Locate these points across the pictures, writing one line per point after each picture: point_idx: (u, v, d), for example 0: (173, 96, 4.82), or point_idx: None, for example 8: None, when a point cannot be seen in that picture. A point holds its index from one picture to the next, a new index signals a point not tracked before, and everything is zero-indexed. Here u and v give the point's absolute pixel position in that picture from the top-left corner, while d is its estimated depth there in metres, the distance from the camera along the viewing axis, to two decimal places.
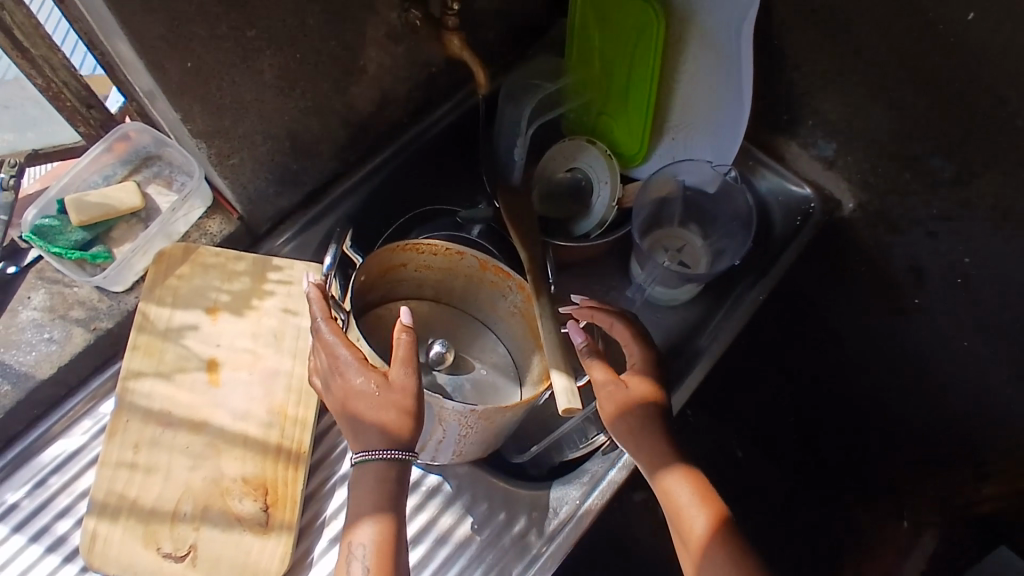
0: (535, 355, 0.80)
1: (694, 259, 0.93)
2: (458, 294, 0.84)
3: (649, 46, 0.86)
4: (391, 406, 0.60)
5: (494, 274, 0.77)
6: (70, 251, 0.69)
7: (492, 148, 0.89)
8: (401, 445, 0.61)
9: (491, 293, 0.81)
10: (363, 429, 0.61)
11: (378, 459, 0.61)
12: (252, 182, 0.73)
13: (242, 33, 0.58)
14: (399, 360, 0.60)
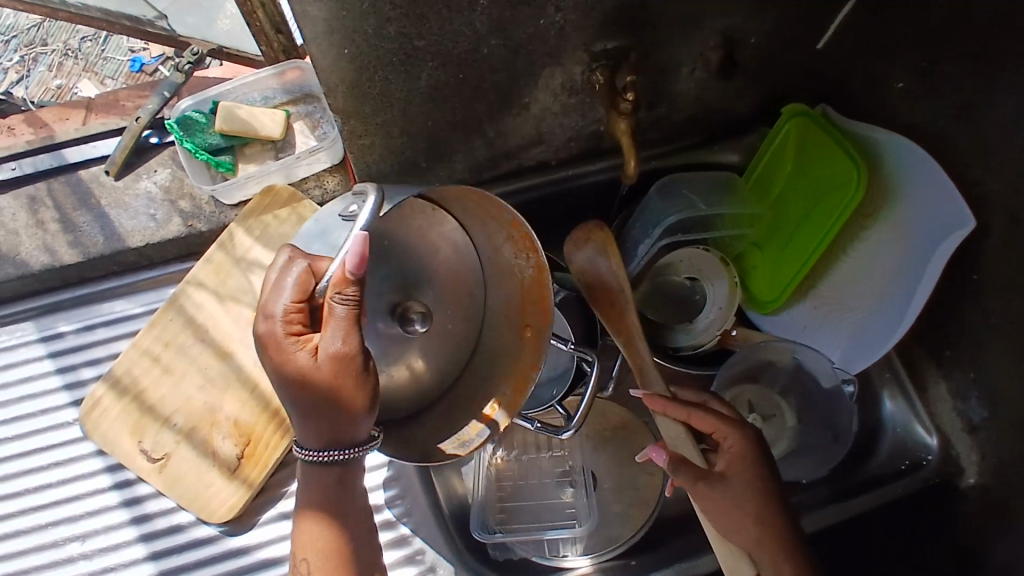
0: (509, 348, 0.66)
1: (775, 437, 0.82)
2: (465, 210, 0.66)
3: (831, 210, 0.78)
4: (328, 395, 0.49)
5: (522, 241, 0.63)
6: (199, 151, 0.74)
7: (620, 231, 0.85)
8: (348, 441, 0.52)
9: (504, 250, 0.65)
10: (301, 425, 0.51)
11: (321, 460, 0.52)
12: (377, 164, 0.73)
13: (410, 41, 0.57)
14: (337, 326, 0.49)
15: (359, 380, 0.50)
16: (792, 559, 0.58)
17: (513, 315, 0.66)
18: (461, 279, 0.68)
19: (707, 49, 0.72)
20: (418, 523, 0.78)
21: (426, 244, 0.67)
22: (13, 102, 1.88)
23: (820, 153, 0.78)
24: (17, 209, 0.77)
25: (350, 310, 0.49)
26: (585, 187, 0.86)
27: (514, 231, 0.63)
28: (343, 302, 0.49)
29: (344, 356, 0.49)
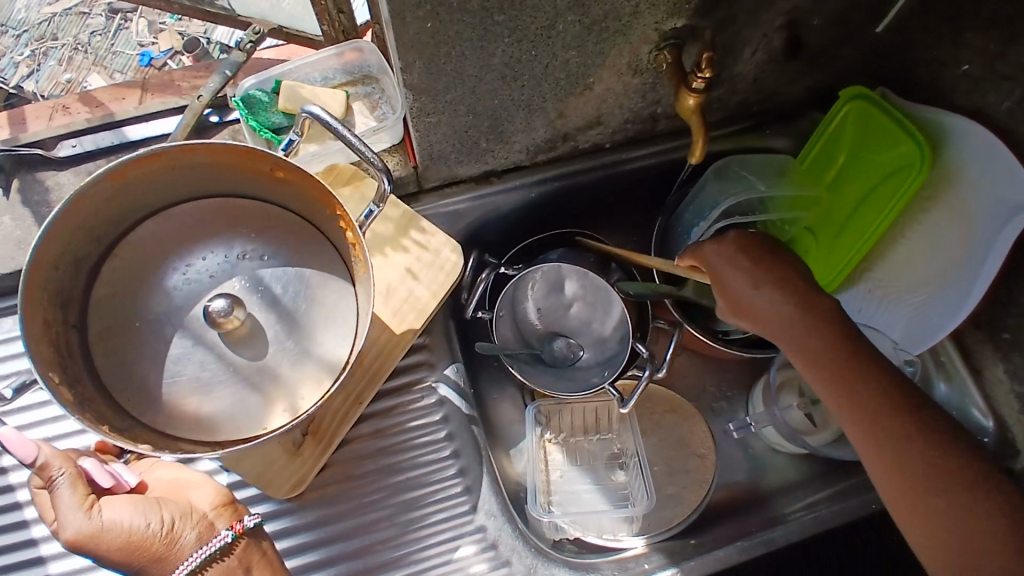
0: (285, 192, 0.66)
1: (826, 419, 0.82)
2: (124, 207, 0.63)
3: (888, 193, 0.79)
4: (105, 552, 0.59)
5: (164, 160, 0.60)
6: (264, 129, 0.74)
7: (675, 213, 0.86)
8: (165, 545, 0.61)
9: (159, 180, 0.63)
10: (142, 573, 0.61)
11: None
12: (440, 143, 0.74)
13: (490, 16, 0.58)
14: (62, 507, 0.59)
15: (117, 521, 0.60)
16: (824, 334, 0.65)
17: (275, 187, 0.66)
18: (214, 214, 0.68)
19: (771, 31, 0.72)
20: (479, 501, 0.77)
21: (172, 239, 0.68)
22: (19, 94, 1.79)
23: (879, 136, 0.79)
24: (78, 185, 0.77)
25: (67, 480, 0.59)
26: (635, 171, 0.87)
27: (133, 173, 0.60)
28: (58, 479, 0.59)
29: (92, 528, 0.59)
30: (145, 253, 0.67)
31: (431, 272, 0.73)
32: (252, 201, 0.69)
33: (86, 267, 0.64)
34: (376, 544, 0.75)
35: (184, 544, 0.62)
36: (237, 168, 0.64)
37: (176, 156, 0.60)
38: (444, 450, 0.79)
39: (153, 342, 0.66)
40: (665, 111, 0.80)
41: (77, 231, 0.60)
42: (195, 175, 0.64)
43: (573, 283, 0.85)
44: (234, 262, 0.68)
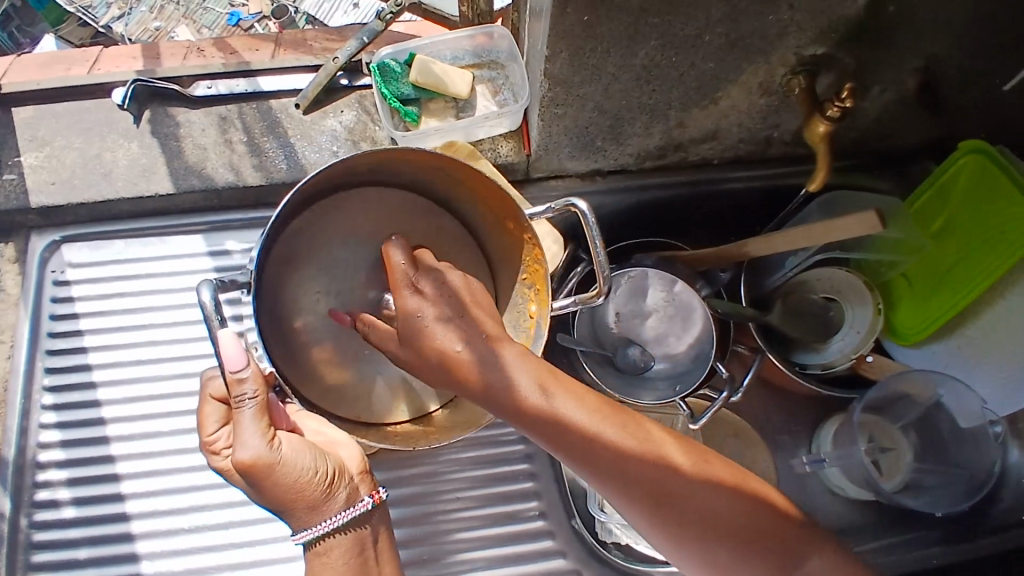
0: (500, 238, 0.66)
1: (891, 469, 0.81)
2: (365, 168, 0.62)
3: (1001, 253, 0.76)
4: (271, 485, 0.53)
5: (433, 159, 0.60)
6: (393, 98, 0.76)
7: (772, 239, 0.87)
8: (320, 497, 0.55)
9: (416, 165, 0.62)
10: (288, 515, 0.55)
11: (326, 533, 0.56)
12: (558, 136, 0.76)
13: (644, 18, 0.59)
14: (246, 426, 0.51)
15: (290, 457, 0.53)
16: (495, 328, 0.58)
17: (489, 223, 0.66)
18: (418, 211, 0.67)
19: (908, 72, 0.72)
20: (542, 490, 0.79)
21: (373, 216, 0.64)
22: (108, 35, 1.92)
23: (996, 197, 0.77)
24: (207, 125, 0.81)
25: (255, 407, 0.51)
26: (737, 192, 0.87)
27: (411, 155, 0.60)
28: (245, 399, 0.51)
29: (268, 457, 0.52)
30: (346, 212, 0.63)
31: None
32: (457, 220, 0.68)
33: (312, 190, 0.60)
34: (435, 514, 0.76)
35: (335, 501, 0.56)
36: (480, 200, 0.64)
37: (450, 164, 0.61)
38: (513, 435, 0.80)
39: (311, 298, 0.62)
40: (781, 136, 0.80)
41: (342, 164, 0.58)
42: (440, 181, 0.64)
43: (658, 293, 0.86)
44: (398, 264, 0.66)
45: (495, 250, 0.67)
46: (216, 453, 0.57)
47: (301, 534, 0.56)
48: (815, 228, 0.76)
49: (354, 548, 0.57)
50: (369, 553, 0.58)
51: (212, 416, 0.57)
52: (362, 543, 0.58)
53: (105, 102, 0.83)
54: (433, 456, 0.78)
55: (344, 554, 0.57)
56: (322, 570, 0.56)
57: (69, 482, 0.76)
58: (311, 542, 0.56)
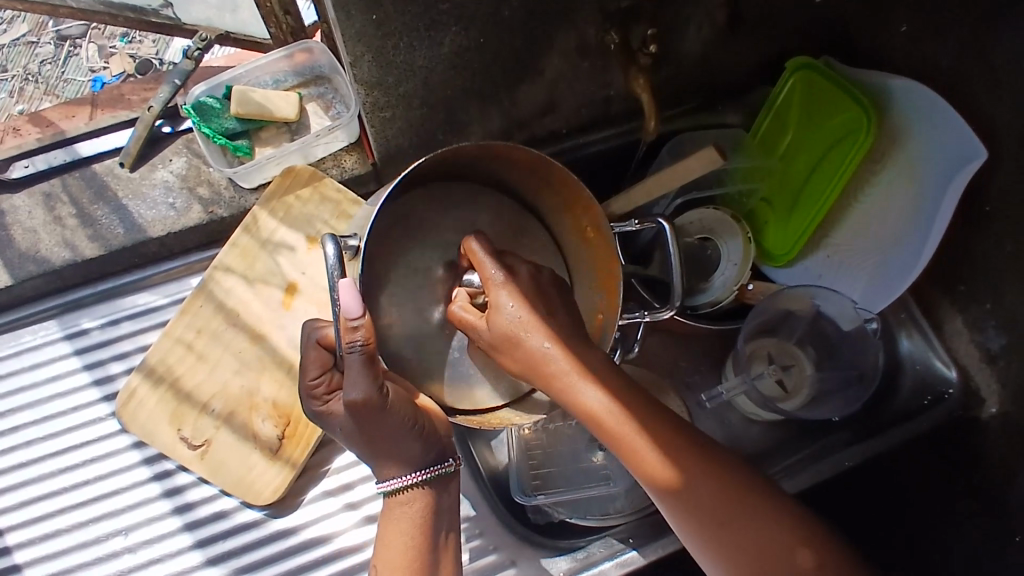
0: (581, 245, 0.66)
1: (796, 385, 0.84)
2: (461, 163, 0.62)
3: (839, 159, 0.82)
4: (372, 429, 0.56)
5: (533, 162, 0.60)
6: (217, 135, 0.73)
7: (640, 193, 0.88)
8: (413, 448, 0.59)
9: (509, 166, 0.62)
10: (382, 460, 0.59)
11: (411, 487, 0.59)
12: (397, 138, 0.74)
13: (435, 5, 0.58)
14: (363, 376, 0.53)
15: (395, 407, 0.55)
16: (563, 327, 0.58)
17: (572, 229, 0.66)
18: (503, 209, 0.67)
19: (715, 6, 0.73)
20: (462, 493, 0.76)
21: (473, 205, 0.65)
22: None
23: (824, 106, 0.82)
24: (33, 207, 0.76)
25: (366, 359, 0.52)
26: (592, 154, 0.87)
27: (508, 153, 0.59)
28: (352, 349, 0.51)
29: (375, 400, 0.54)
30: (437, 201, 0.64)
31: None
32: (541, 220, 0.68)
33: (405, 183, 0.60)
34: None
35: (424, 456, 0.60)
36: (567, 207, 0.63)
37: (546, 169, 0.60)
38: None
39: (404, 286, 0.62)
40: (618, 93, 0.81)
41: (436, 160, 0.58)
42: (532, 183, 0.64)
43: None
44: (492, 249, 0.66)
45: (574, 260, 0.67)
46: (314, 398, 0.58)
47: (392, 480, 0.59)
48: (666, 171, 0.77)
49: (429, 505, 0.60)
50: (442, 511, 0.61)
51: (312, 363, 0.57)
52: (436, 504, 0.61)
53: None
54: None
55: (422, 508, 0.60)
56: (401, 518, 0.59)
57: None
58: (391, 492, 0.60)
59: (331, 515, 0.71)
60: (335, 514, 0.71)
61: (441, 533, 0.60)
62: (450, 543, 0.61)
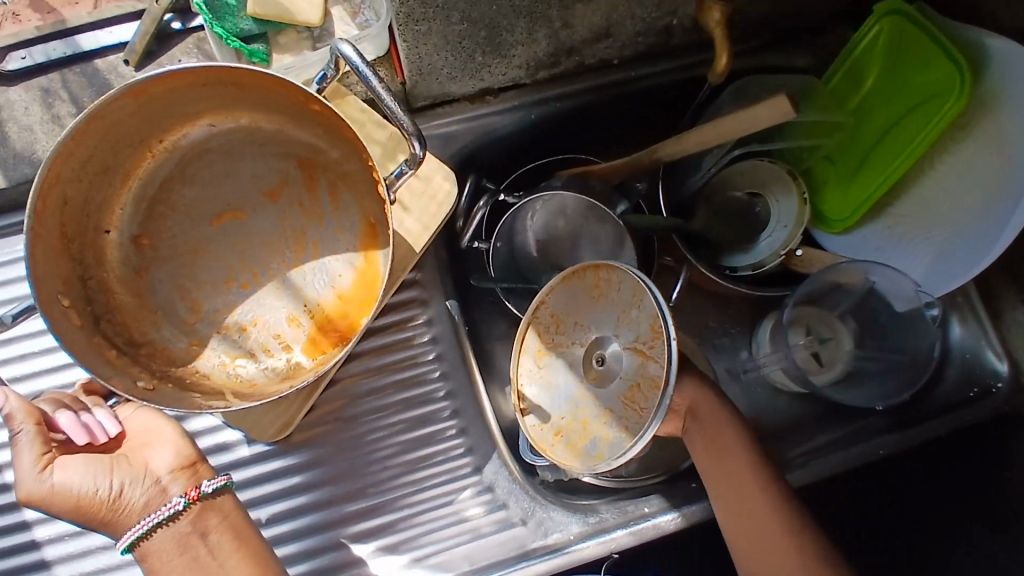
0: (326, 129, 0.63)
1: (830, 359, 0.79)
2: (149, 118, 0.61)
3: (917, 124, 0.73)
4: (59, 506, 0.58)
5: (185, 75, 0.57)
6: (231, 37, 0.65)
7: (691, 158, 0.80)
8: (119, 513, 0.59)
9: (176, 103, 0.61)
10: (104, 528, 0.59)
11: (135, 538, 0.59)
12: (431, 57, 0.66)
13: None
14: (23, 460, 0.57)
15: (61, 484, 0.57)
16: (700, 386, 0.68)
17: (309, 117, 0.62)
18: (258, 139, 0.65)
19: None
20: (475, 443, 0.74)
21: (220, 157, 0.65)
22: None
23: (911, 63, 0.73)
24: (30, 101, 0.69)
25: (25, 436, 0.57)
26: (642, 90, 0.78)
27: (149, 89, 0.57)
28: (19, 433, 0.57)
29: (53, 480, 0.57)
30: (178, 178, 0.65)
31: (421, 203, 0.67)
32: (304, 137, 0.64)
33: (106, 171, 0.62)
34: (368, 488, 0.71)
35: (137, 507, 0.59)
36: (265, 93, 0.60)
37: (198, 73, 0.57)
38: (438, 391, 0.74)
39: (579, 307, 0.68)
40: (681, 22, 0.72)
41: (87, 143, 0.58)
42: (231, 90, 0.60)
43: (576, 212, 0.78)
44: (274, 184, 0.65)
45: (339, 146, 0.64)
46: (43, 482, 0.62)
47: (124, 536, 0.59)
48: (725, 121, 0.69)
49: (176, 549, 0.60)
50: (194, 546, 0.60)
51: None
52: (185, 541, 0.60)
53: None
54: (352, 429, 0.72)
55: (165, 547, 0.60)
56: (155, 568, 0.60)
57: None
58: (136, 550, 0.59)
59: (336, 456, 0.71)
60: (334, 458, 0.71)
61: (201, 561, 0.60)
62: (214, 561, 0.60)
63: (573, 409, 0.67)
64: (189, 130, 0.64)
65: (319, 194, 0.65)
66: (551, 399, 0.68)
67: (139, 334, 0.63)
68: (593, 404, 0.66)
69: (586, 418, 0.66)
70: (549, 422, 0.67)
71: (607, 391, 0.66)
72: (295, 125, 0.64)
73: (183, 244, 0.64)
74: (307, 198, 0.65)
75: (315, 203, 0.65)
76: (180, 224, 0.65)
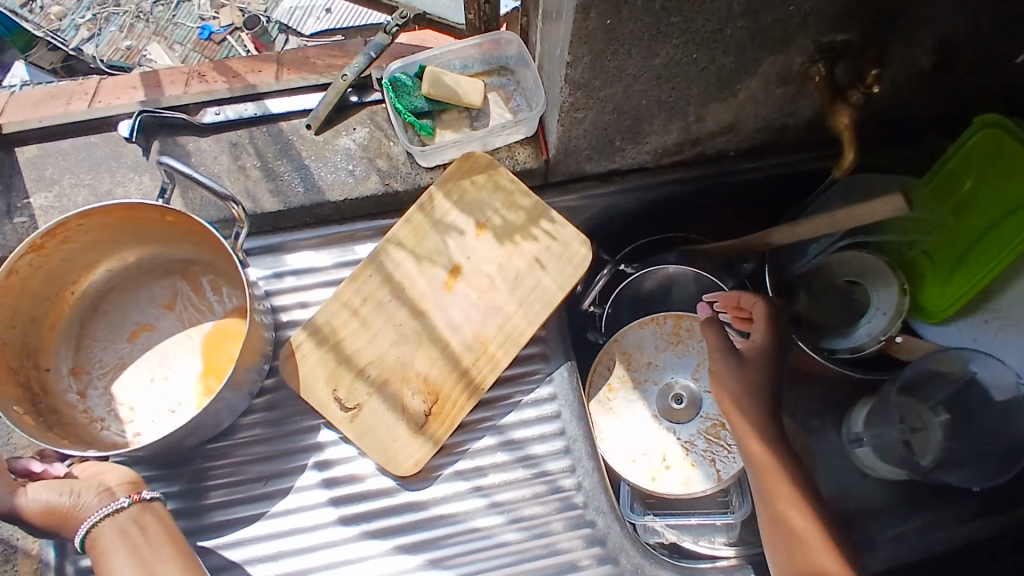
0: (194, 241, 0.78)
1: (924, 447, 0.81)
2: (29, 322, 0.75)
3: (1014, 228, 0.78)
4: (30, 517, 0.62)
5: (66, 230, 0.71)
6: (408, 112, 0.75)
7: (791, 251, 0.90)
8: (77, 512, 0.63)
9: (60, 265, 0.75)
10: (60, 528, 0.63)
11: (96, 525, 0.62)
12: (579, 139, 0.75)
13: (667, 17, 0.58)
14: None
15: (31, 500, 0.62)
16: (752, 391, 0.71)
17: (161, 229, 0.77)
18: (132, 283, 0.80)
19: (925, 50, 0.70)
20: (588, 497, 0.75)
21: (123, 279, 0.80)
22: None
23: (1011, 170, 0.78)
24: (219, 152, 0.79)
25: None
26: (746, 180, 0.86)
27: (26, 265, 0.71)
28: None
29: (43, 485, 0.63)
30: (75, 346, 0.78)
31: (559, 266, 0.74)
32: (180, 256, 0.80)
33: None
34: (485, 531, 0.72)
35: (89, 503, 0.63)
36: (138, 220, 0.75)
37: (78, 222, 0.71)
38: (556, 446, 0.76)
39: (657, 353, 0.83)
40: (797, 123, 0.80)
41: None
42: (108, 236, 0.76)
43: (682, 290, 0.89)
44: (168, 299, 0.80)
45: (195, 247, 0.79)
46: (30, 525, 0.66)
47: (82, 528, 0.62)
48: (840, 213, 0.73)
49: (119, 538, 0.62)
50: (139, 535, 0.63)
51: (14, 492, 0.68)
52: (128, 531, 0.62)
53: (111, 136, 0.83)
54: (475, 473, 0.74)
55: (113, 541, 0.62)
56: (98, 557, 0.62)
57: (55, 544, 0.71)
58: (89, 534, 0.62)
59: (460, 496, 0.73)
60: (457, 500, 0.73)
61: (144, 552, 0.62)
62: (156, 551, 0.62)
63: (653, 442, 0.79)
64: (91, 280, 0.79)
65: (204, 292, 0.79)
66: (628, 428, 0.79)
67: (93, 439, 0.74)
68: (673, 438, 0.79)
69: (664, 450, 0.78)
70: (633, 454, 0.78)
71: (686, 429, 0.79)
72: (169, 248, 0.80)
73: (109, 361, 0.77)
74: (194, 298, 0.79)
75: (201, 299, 0.79)
76: (103, 348, 0.78)
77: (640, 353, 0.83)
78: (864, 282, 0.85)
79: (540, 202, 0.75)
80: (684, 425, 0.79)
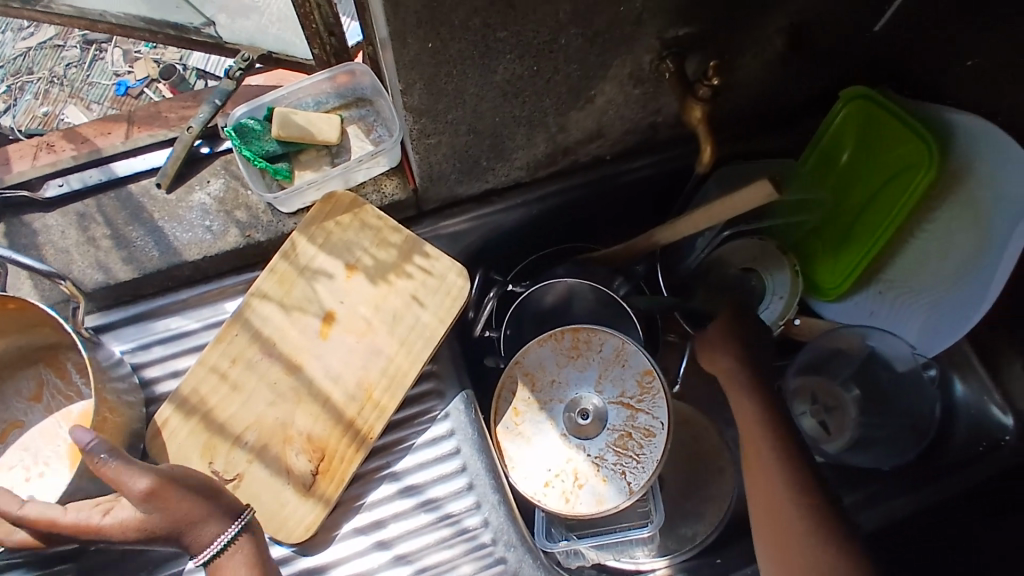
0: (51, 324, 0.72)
1: (840, 426, 0.82)
2: None
3: (892, 199, 0.78)
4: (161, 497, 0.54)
5: None
6: (257, 158, 0.71)
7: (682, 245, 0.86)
8: (222, 524, 0.57)
9: None
10: (196, 528, 0.56)
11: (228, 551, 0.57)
12: (440, 164, 0.72)
13: (492, 33, 0.56)
14: None
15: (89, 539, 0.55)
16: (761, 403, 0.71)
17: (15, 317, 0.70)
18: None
19: (773, 33, 0.69)
20: (497, 532, 0.73)
21: None
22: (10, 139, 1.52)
23: (881, 141, 0.78)
24: (66, 226, 0.74)
25: None
26: (631, 181, 0.85)
27: None
28: None
29: (159, 484, 0.55)
30: None
31: (437, 297, 0.71)
32: (42, 341, 0.74)
33: None
34: None
35: (220, 514, 0.57)
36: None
37: None
38: (459, 485, 0.74)
39: (557, 368, 0.78)
40: (665, 120, 0.78)
41: None
42: None
43: (585, 301, 0.84)
44: (34, 390, 0.73)
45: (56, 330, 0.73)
46: None
47: (216, 542, 0.56)
48: (715, 205, 0.72)
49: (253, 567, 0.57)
50: (268, 561, 0.59)
51: None
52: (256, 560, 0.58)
53: None
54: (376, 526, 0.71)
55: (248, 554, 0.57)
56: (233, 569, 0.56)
57: None
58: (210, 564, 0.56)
59: (363, 553, 0.69)
60: (358, 557, 0.69)
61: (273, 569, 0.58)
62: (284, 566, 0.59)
63: (562, 463, 0.74)
64: None
65: (71, 376, 0.74)
66: (536, 454, 0.75)
67: None
68: (583, 456, 0.74)
69: (575, 469, 0.74)
70: (542, 478, 0.74)
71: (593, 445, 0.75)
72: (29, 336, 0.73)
73: None
74: (61, 384, 0.73)
75: (70, 385, 0.73)
76: None
77: (540, 372, 0.78)
78: (758, 270, 0.84)
79: (408, 235, 0.71)
80: (594, 441, 0.75)
